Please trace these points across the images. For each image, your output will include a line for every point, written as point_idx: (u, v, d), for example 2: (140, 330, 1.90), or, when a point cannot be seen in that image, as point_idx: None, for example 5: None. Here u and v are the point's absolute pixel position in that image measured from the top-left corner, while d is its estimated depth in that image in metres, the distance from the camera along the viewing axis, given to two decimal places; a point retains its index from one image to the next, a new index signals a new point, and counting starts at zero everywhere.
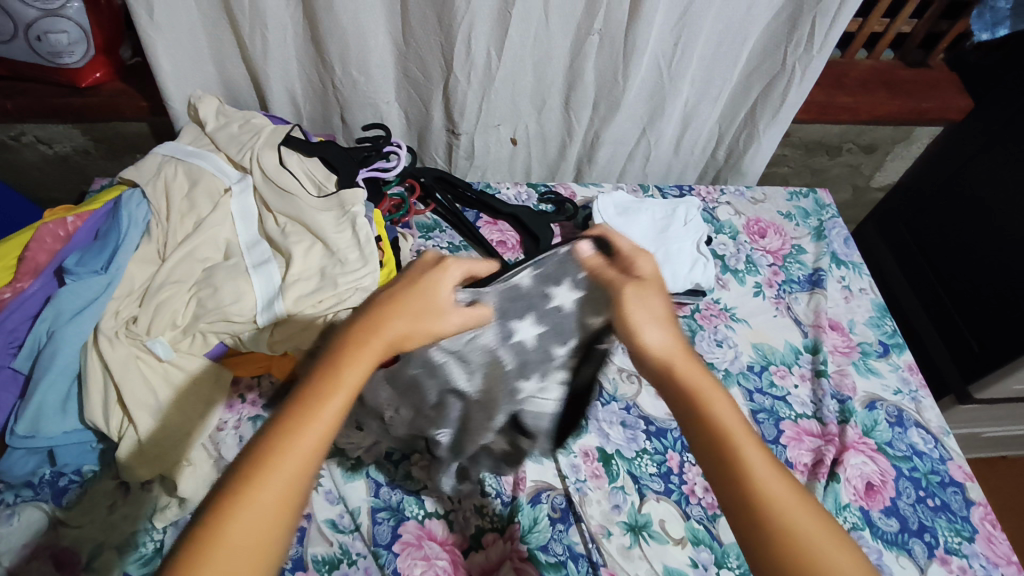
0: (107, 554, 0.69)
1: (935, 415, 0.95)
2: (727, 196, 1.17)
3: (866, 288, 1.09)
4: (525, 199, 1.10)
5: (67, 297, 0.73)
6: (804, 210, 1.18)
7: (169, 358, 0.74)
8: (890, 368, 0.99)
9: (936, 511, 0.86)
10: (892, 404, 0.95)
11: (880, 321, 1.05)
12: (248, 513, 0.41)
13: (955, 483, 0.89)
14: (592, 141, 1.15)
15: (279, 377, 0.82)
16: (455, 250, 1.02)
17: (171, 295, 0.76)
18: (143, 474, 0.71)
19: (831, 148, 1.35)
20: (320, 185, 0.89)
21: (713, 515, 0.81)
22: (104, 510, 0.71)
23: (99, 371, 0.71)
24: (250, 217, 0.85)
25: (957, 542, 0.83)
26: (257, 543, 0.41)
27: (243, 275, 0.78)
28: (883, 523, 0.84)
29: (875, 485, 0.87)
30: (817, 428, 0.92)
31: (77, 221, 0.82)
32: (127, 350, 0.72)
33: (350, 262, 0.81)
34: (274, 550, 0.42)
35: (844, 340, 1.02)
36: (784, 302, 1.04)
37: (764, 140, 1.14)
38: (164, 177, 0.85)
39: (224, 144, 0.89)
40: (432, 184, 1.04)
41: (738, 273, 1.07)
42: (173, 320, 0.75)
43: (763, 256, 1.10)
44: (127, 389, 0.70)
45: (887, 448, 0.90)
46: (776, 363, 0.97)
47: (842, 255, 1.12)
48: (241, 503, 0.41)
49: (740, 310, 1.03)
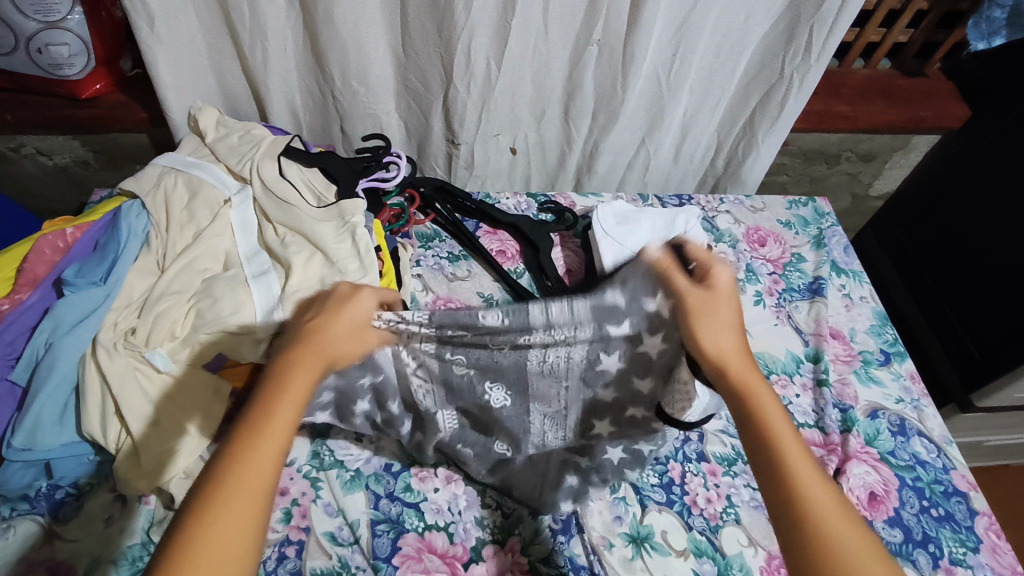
0: (104, 569, 0.68)
1: (937, 423, 0.95)
2: (726, 204, 1.18)
3: (866, 296, 1.09)
4: (525, 208, 1.10)
5: (66, 309, 0.73)
6: (804, 218, 1.18)
7: (169, 370, 0.73)
8: (892, 377, 0.99)
9: (940, 521, 0.85)
10: (894, 413, 0.95)
11: (881, 330, 1.04)
12: (222, 519, 0.46)
13: (959, 493, 0.88)
14: (591, 150, 1.15)
15: None
16: (455, 259, 1.02)
17: (169, 306, 0.75)
18: (140, 486, 0.70)
19: (829, 157, 1.35)
20: (320, 195, 0.89)
21: (716, 526, 0.81)
22: (100, 523, 0.70)
23: (97, 382, 0.71)
24: (249, 228, 0.85)
25: (962, 552, 0.83)
26: (232, 543, 0.45)
27: (242, 286, 0.78)
28: (887, 534, 0.83)
29: (878, 495, 0.86)
30: (819, 437, 0.91)
31: (76, 233, 0.82)
32: (126, 361, 0.72)
33: (350, 273, 0.81)
34: (251, 548, 0.46)
35: (845, 349, 1.01)
36: (784, 311, 1.04)
37: (763, 149, 1.14)
38: (164, 188, 0.85)
39: (224, 155, 0.89)
40: (432, 194, 1.03)
41: (738, 281, 1.07)
42: (171, 331, 0.74)
43: (763, 264, 1.10)
44: (126, 400, 0.70)
45: (890, 458, 0.90)
46: (777, 372, 0.97)
47: (842, 264, 1.12)
48: (214, 502, 0.46)
49: (741, 319, 1.02)
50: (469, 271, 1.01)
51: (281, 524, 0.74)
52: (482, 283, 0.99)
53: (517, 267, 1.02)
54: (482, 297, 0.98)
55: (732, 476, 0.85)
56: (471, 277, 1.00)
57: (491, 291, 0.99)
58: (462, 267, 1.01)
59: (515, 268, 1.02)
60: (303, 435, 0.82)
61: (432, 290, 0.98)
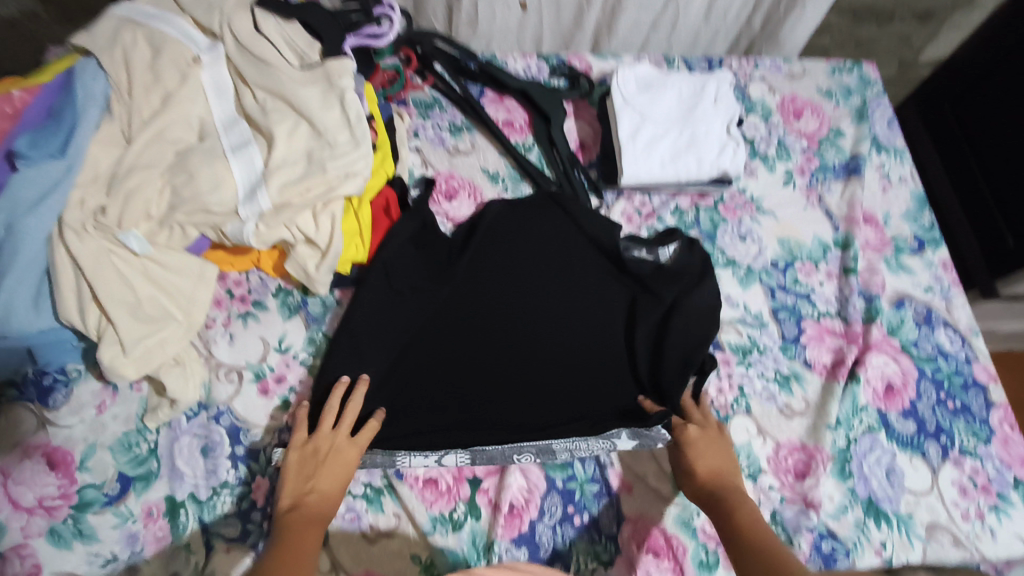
0: (100, 455, 0.67)
1: (965, 314, 0.90)
2: (761, 69, 1.04)
3: (906, 176, 1.00)
4: (535, 73, 0.97)
5: (19, 185, 0.64)
6: (847, 87, 1.05)
7: (146, 253, 0.68)
8: (923, 265, 0.93)
9: (955, 413, 0.83)
10: (921, 302, 0.90)
11: (918, 214, 0.97)
12: None
13: (978, 385, 0.85)
14: (613, 4, 1.01)
15: (267, 271, 0.78)
16: (456, 132, 0.92)
17: (141, 182, 0.68)
18: (129, 374, 0.66)
19: (882, 15, 1.20)
20: (303, 55, 0.77)
21: (725, 415, 0.79)
22: (92, 410, 0.69)
23: (70, 267, 0.65)
24: (224, 92, 0.74)
25: (973, 444, 0.81)
26: None
27: (220, 160, 0.70)
28: (899, 425, 0.81)
29: (896, 387, 0.83)
30: (840, 327, 0.87)
31: (25, 96, 0.68)
32: (98, 243, 0.66)
33: (340, 145, 0.73)
34: None
35: (877, 236, 0.94)
36: (815, 192, 0.96)
37: (809, 5, 1.00)
38: (121, 44, 0.72)
39: (188, 4, 0.76)
40: (431, 54, 0.92)
41: (768, 159, 0.97)
42: (146, 210, 0.68)
43: (798, 140, 0.99)
44: (103, 286, 0.65)
45: (911, 349, 0.86)
46: (802, 259, 0.91)
47: (883, 140, 1.02)
48: None
49: (767, 200, 0.94)
50: (473, 144, 0.92)
51: (280, 410, 0.72)
52: (486, 158, 0.91)
53: (525, 140, 0.93)
54: (487, 174, 0.90)
55: (746, 367, 0.82)
56: (475, 151, 0.92)
57: (496, 168, 0.91)
58: (464, 140, 0.92)
59: (523, 142, 0.93)
60: (298, 322, 0.77)
61: (431, 165, 0.89)
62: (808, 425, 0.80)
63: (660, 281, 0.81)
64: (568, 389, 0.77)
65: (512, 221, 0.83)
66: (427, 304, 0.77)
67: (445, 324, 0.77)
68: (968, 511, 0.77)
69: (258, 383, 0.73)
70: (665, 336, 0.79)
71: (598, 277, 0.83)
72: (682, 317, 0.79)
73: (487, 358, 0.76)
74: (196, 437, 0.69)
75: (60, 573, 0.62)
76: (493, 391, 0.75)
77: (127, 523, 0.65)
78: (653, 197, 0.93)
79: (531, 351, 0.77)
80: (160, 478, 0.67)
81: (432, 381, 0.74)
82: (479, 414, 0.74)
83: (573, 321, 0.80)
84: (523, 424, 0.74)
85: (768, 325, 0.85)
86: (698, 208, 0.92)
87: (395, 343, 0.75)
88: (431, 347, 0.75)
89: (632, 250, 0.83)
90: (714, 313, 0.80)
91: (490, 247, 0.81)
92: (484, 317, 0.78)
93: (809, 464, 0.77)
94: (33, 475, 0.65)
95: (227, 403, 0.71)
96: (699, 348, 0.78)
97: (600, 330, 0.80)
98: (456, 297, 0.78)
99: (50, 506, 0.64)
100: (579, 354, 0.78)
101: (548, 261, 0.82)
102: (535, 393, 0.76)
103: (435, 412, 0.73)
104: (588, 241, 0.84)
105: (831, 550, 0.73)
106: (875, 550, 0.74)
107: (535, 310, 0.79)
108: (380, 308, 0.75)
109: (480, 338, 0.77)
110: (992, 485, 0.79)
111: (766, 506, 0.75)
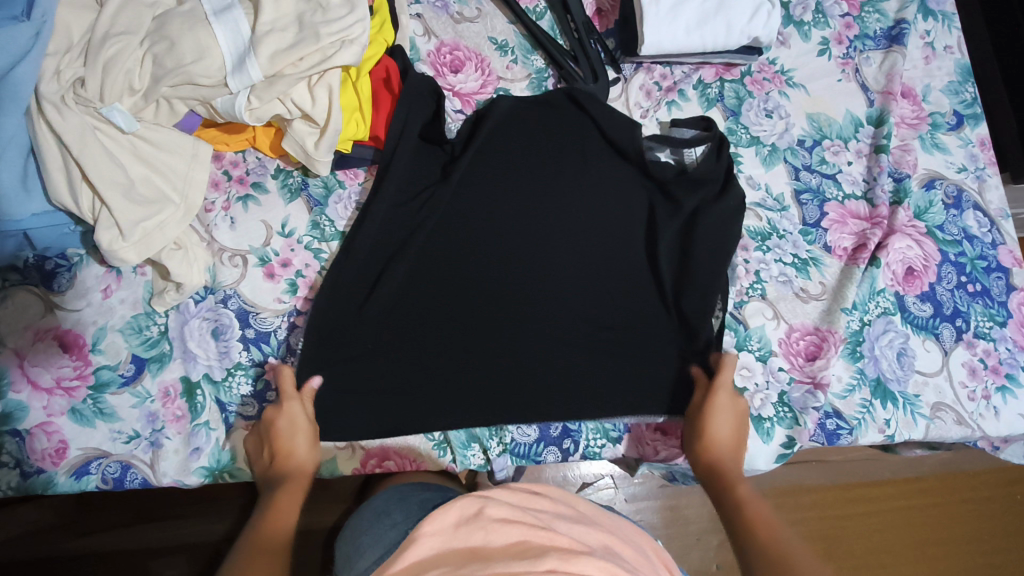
0: (112, 337, 0.67)
1: (997, 196, 0.86)
2: None
3: (951, 46, 0.91)
4: None
5: None
6: None
7: (133, 131, 0.64)
8: (959, 143, 0.87)
9: (974, 296, 0.81)
10: (952, 184, 0.85)
11: (960, 88, 0.89)
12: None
13: (1001, 269, 0.83)
14: None
15: (265, 150, 0.74)
16: None
17: (120, 51, 0.62)
18: (130, 258, 0.64)
19: None
20: None
21: (740, 301, 0.78)
22: (99, 294, 0.68)
23: (56, 146, 0.62)
24: None
25: (988, 326, 0.80)
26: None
27: (202, 25, 0.63)
28: (915, 308, 0.80)
29: (916, 270, 0.81)
30: (864, 210, 0.83)
31: None
32: (82, 119, 0.62)
33: (334, 9, 0.66)
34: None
35: (914, 111, 0.88)
36: (852, 63, 0.88)
37: None
38: None
39: None
40: None
41: (804, 26, 0.88)
42: (128, 83, 0.62)
43: (837, 3, 0.90)
44: (91, 167, 0.61)
45: (936, 232, 0.83)
46: (831, 137, 0.85)
47: (932, 4, 0.92)
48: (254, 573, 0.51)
49: (798, 73, 0.87)
50: (479, 10, 0.84)
51: (288, 295, 0.71)
52: (494, 26, 0.84)
53: (537, 5, 0.85)
54: (494, 43, 0.83)
55: (764, 252, 0.80)
56: (482, 18, 0.84)
57: (505, 37, 0.84)
58: (470, 6, 0.84)
59: (534, 7, 0.85)
60: (301, 205, 0.74)
61: (434, 34, 0.82)
62: (823, 308, 0.79)
63: (682, 187, 0.76)
64: (586, 309, 0.73)
65: (526, 120, 0.76)
66: (437, 212, 0.71)
67: (460, 230, 0.72)
68: (975, 391, 0.78)
69: (263, 267, 0.71)
70: (691, 251, 0.75)
71: (619, 182, 0.76)
72: (705, 225, 0.75)
73: (500, 266, 0.72)
74: (206, 319, 0.69)
75: (85, 448, 0.64)
76: (508, 302, 0.71)
77: (146, 403, 0.66)
78: (674, 69, 0.86)
79: (545, 258, 0.73)
80: (174, 359, 0.68)
81: (450, 290, 0.71)
82: (497, 332, 0.71)
83: (593, 227, 0.75)
84: (542, 347, 0.71)
85: (789, 208, 0.82)
86: (722, 82, 0.86)
87: (411, 245, 0.70)
88: (446, 252, 0.71)
89: (656, 151, 0.78)
90: (738, 217, 0.76)
91: (503, 147, 0.75)
92: (496, 224, 0.73)
93: (821, 347, 0.77)
94: (48, 357, 0.65)
95: (234, 286, 0.70)
96: (723, 267, 0.74)
97: (622, 243, 0.75)
98: (466, 205, 0.73)
99: (69, 387, 0.65)
100: (597, 268, 0.74)
101: (565, 162, 0.76)
102: (551, 310, 0.72)
103: (450, 322, 0.70)
104: (607, 145, 0.77)
105: (835, 428, 0.75)
106: (878, 428, 0.75)
107: (552, 218, 0.74)
108: (394, 209, 0.71)
109: (493, 244, 0.72)
110: (1002, 367, 0.79)
111: (773, 388, 0.75)
